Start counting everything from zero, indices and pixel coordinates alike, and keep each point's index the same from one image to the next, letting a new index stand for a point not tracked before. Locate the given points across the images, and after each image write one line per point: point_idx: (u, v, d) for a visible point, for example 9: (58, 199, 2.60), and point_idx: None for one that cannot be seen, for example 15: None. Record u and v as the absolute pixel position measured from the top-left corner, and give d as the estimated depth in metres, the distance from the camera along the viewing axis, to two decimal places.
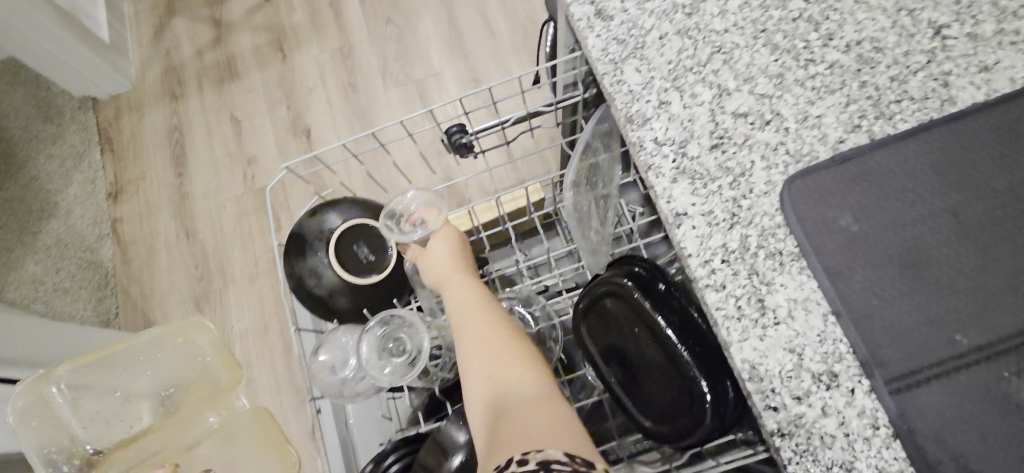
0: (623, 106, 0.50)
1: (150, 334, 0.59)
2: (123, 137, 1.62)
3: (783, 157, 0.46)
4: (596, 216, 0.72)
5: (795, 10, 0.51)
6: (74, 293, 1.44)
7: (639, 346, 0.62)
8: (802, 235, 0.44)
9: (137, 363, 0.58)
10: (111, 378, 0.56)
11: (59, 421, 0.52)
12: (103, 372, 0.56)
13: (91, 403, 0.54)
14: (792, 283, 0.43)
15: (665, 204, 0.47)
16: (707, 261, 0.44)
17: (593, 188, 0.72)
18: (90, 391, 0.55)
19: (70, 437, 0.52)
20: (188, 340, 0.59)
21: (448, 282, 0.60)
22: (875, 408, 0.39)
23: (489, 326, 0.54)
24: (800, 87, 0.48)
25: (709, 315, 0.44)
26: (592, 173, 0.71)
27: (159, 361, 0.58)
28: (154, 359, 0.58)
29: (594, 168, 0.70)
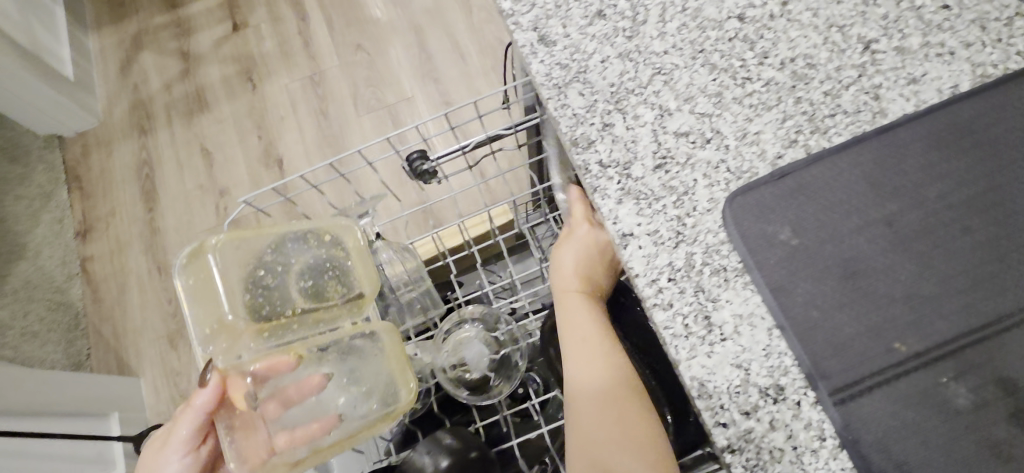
0: (568, 129, 0.51)
1: (305, 230, 0.51)
2: (91, 174, 1.60)
3: (724, 174, 0.47)
4: None
5: (731, 29, 0.52)
6: (43, 337, 1.40)
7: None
8: (745, 251, 0.45)
9: (285, 252, 0.50)
10: (257, 258, 0.49)
11: (210, 288, 0.46)
12: (256, 251, 0.49)
13: (241, 281, 0.47)
14: (737, 298, 0.44)
15: (612, 225, 0.48)
16: (654, 280, 0.45)
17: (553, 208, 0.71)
18: (240, 268, 0.48)
19: (214, 307, 0.46)
20: (337, 245, 0.52)
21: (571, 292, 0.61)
22: (821, 419, 0.40)
23: (598, 344, 0.56)
24: (738, 105, 0.49)
25: (658, 333, 0.45)
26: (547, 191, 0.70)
27: (306, 257, 0.50)
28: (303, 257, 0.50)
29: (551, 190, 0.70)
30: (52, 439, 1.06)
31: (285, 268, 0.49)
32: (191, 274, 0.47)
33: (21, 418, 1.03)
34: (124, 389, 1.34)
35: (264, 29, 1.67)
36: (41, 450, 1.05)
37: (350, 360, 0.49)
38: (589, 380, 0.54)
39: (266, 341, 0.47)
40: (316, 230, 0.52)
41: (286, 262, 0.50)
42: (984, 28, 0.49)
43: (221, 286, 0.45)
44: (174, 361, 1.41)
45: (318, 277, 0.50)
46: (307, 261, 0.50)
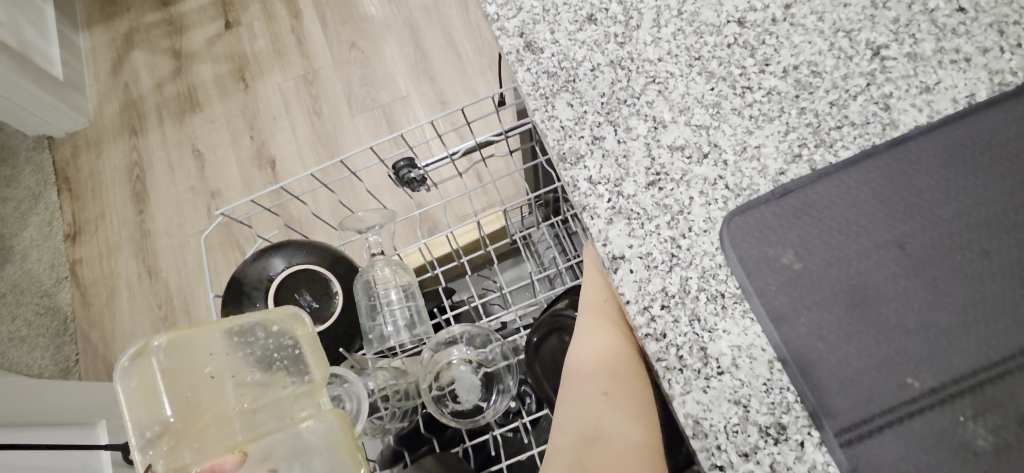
0: (556, 143, 0.48)
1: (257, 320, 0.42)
2: (80, 176, 1.57)
3: (722, 192, 0.44)
4: None
5: (730, 35, 0.49)
6: (30, 342, 1.38)
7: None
8: (743, 275, 0.42)
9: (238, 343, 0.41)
10: (201, 354, 0.39)
11: (152, 387, 0.36)
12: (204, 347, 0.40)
13: (185, 383, 0.38)
14: (735, 328, 0.41)
15: (601, 247, 0.45)
16: (646, 308, 0.42)
17: None
18: (187, 367, 0.38)
19: (154, 407, 0.36)
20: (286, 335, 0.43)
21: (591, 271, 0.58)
22: (826, 462, 0.37)
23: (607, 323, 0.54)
24: (737, 116, 0.46)
25: (650, 365, 0.42)
26: None
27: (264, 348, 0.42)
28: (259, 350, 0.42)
29: None
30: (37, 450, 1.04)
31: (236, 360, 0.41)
32: (126, 375, 0.36)
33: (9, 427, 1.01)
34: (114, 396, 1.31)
35: (257, 26, 1.63)
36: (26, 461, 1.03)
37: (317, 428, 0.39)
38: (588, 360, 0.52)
39: (209, 440, 0.37)
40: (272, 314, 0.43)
41: (235, 355, 0.41)
42: (1003, 32, 0.45)
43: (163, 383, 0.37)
44: None
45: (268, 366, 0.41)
46: (261, 350, 0.42)
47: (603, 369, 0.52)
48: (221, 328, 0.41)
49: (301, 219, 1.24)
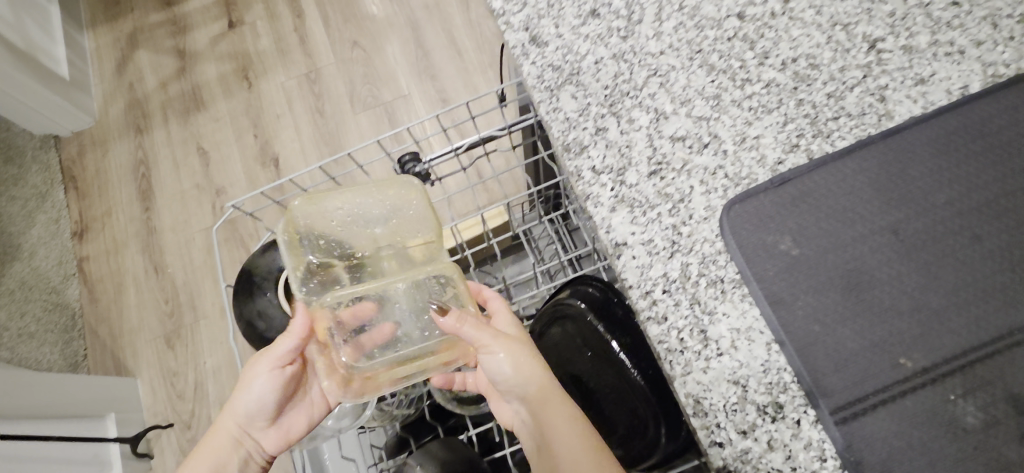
0: (560, 134, 0.49)
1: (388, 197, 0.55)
2: (87, 175, 1.60)
3: (721, 181, 0.45)
4: None
5: (730, 29, 0.50)
6: (41, 338, 1.38)
7: (583, 363, 0.65)
8: (743, 261, 0.43)
9: (348, 204, 0.54)
10: (330, 213, 0.53)
11: (298, 240, 0.52)
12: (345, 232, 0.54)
13: (321, 231, 0.53)
14: (734, 311, 0.42)
15: (605, 234, 0.46)
16: (648, 292, 0.43)
17: None
18: (322, 219, 0.53)
19: (299, 255, 0.52)
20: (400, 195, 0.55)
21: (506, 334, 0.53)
22: (822, 439, 0.39)
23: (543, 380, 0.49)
24: (737, 107, 0.47)
25: (652, 348, 0.43)
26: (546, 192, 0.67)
27: (370, 206, 0.54)
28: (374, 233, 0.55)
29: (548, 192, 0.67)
30: (39, 441, 1.04)
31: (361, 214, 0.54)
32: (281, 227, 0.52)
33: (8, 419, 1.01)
34: (120, 389, 1.32)
35: (260, 26, 1.65)
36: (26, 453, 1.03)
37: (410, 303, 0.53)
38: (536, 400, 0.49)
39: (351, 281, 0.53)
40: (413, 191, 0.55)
41: (358, 209, 0.54)
42: (996, 25, 0.46)
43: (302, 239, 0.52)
44: (171, 361, 1.40)
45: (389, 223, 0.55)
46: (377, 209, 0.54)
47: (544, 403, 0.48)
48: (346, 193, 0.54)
49: None
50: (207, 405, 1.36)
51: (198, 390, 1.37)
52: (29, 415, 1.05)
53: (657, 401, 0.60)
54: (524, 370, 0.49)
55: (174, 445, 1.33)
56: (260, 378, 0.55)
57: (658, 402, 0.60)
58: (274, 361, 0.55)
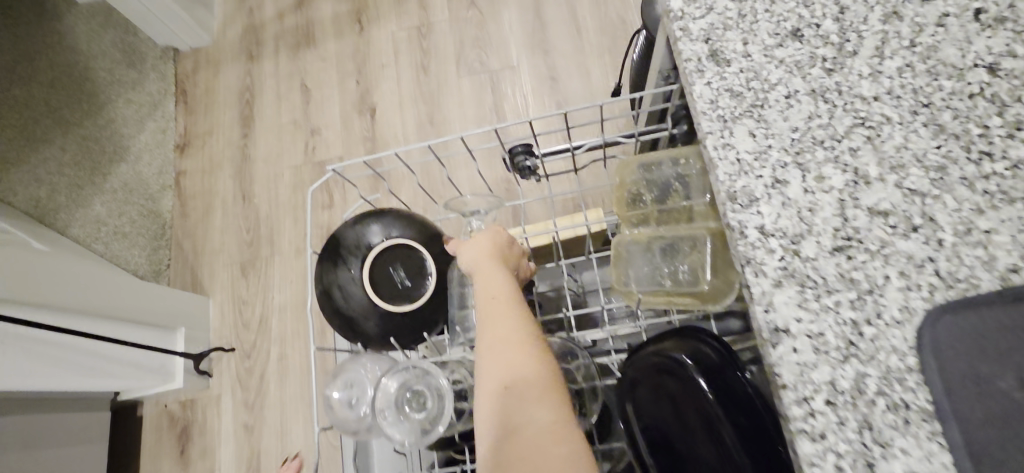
0: (726, 178, 0.40)
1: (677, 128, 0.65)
2: (197, 91, 1.65)
3: (928, 277, 0.36)
4: (650, 277, 0.61)
5: (975, 82, 0.39)
6: (132, 239, 1.50)
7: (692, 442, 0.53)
8: (941, 388, 0.33)
9: (654, 171, 0.65)
10: (638, 171, 0.66)
11: (625, 185, 0.66)
12: (643, 160, 0.66)
13: (631, 183, 0.66)
14: (917, 450, 0.33)
15: (761, 313, 0.37)
16: (806, 399, 0.35)
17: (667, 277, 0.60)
18: (635, 176, 0.66)
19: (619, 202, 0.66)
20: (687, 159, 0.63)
21: (484, 266, 0.55)
22: None
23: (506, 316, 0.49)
24: (967, 188, 0.37)
25: (796, 465, 0.35)
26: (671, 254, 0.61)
27: (664, 172, 0.65)
28: (671, 160, 0.64)
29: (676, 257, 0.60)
30: (109, 342, 1.12)
31: (656, 178, 0.65)
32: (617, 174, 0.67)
33: (83, 316, 1.08)
34: (192, 305, 1.38)
35: None
36: (94, 350, 1.10)
37: (688, 259, 0.59)
38: (498, 358, 0.47)
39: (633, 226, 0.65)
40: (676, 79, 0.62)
41: (651, 174, 0.65)
42: None
43: (622, 185, 0.66)
44: (242, 289, 1.45)
45: (677, 181, 0.64)
46: (666, 173, 0.64)
47: (518, 374, 0.46)
48: (641, 162, 0.66)
49: (394, 178, 1.23)
50: (268, 338, 1.39)
51: (263, 323, 1.40)
52: (103, 316, 1.12)
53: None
54: (490, 299, 0.51)
55: (233, 370, 1.38)
56: None
57: None
58: None
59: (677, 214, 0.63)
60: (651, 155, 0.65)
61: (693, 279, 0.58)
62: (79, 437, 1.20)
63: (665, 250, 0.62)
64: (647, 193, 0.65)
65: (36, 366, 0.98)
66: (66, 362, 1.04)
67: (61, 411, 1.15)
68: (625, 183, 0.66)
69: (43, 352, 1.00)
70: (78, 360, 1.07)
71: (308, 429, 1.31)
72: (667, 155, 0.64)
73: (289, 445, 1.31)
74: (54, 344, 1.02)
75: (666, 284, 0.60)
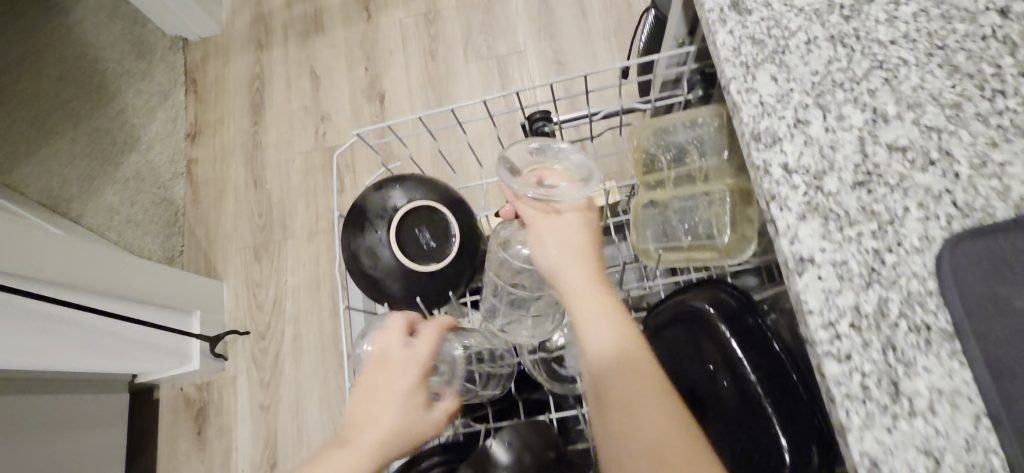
0: (750, 120, 0.42)
1: (690, 94, 0.67)
2: (206, 80, 1.66)
3: (945, 208, 0.37)
4: (669, 234, 0.64)
5: (986, 26, 0.41)
6: (144, 226, 1.52)
7: (714, 386, 0.54)
8: (960, 309, 0.35)
9: (670, 133, 0.66)
10: (653, 134, 0.67)
11: (640, 149, 0.67)
12: (658, 123, 0.66)
13: (647, 146, 0.67)
14: (940, 368, 0.35)
15: (786, 244, 0.39)
16: (831, 323, 0.36)
17: (685, 233, 0.63)
18: (650, 139, 0.67)
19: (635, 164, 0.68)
20: (701, 121, 0.63)
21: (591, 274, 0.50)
22: None
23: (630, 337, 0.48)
24: (980, 124, 0.39)
25: (822, 388, 0.36)
26: (688, 211, 0.64)
27: (680, 135, 0.65)
28: (685, 124, 0.65)
29: (694, 214, 0.64)
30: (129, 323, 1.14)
31: (671, 141, 0.66)
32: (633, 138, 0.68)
33: (106, 297, 1.11)
34: (208, 289, 1.40)
35: None
36: (116, 331, 1.12)
37: (706, 216, 0.63)
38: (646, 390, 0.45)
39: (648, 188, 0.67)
40: (690, 42, 0.64)
41: (666, 137, 0.66)
42: None
43: (638, 149, 0.67)
44: (256, 273, 1.47)
45: (692, 143, 0.65)
46: (681, 135, 0.65)
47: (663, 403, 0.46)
48: (657, 125, 0.67)
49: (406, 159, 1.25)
50: (283, 320, 1.41)
51: (276, 304, 1.42)
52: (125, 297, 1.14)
53: (815, 436, 0.47)
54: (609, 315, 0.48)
55: (248, 351, 1.40)
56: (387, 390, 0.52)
57: (795, 439, 0.48)
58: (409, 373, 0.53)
59: (692, 176, 0.65)
60: (668, 118, 0.66)
61: (710, 235, 0.62)
62: (99, 418, 1.22)
63: (682, 208, 0.65)
64: (662, 154, 0.67)
65: (60, 346, 1.00)
66: (89, 342, 1.07)
67: (83, 391, 1.17)
68: (640, 147, 0.68)
69: (67, 332, 1.02)
70: (100, 340, 1.09)
71: (324, 407, 1.33)
72: (681, 118, 0.65)
73: (305, 422, 1.33)
74: (75, 323, 1.04)
75: (685, 239, 0.63)
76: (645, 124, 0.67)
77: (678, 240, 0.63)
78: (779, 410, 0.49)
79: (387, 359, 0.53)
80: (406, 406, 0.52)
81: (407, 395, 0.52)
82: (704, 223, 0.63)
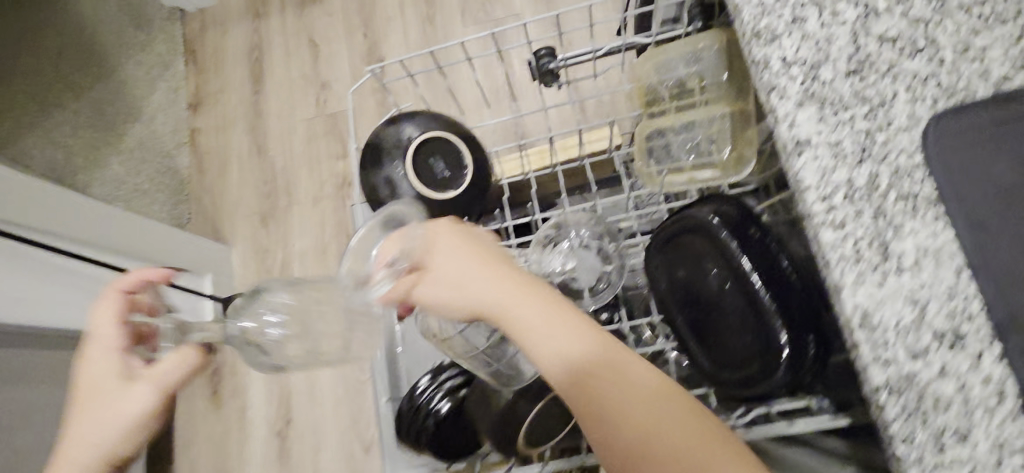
0: (751, 20, 0.45)
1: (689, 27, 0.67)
2: (205, 50, 1.66)
3: (931, 90, 0.40)
4: (670, 156, 0.67)
5: None
6: (151, 196, 1.54)
7: (718, 289, 0.57)
8: (944, 177, 0.38)
9: (671, 62, 0.68)
10: (655, 65, 0.69)
11: (642, 79, 0.71)
12: (659, 55, 0.68)
13: (649, 77, 0.70)
14: (925, 230, 0.38)
15: (785, 129, 0.42)
16: (827, 196, 0.40)
17: (686, 153, 0.66)
18: (653, 70, 0.69)
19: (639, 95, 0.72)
20: (701, 49, 0.66)
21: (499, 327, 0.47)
22: (1005, 376, 0.35)
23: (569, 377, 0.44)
24: (964, 14, 0.42)
25: (819, 254, 0.40)
26: (690, 134, 0.67)
27: (682, 63, 0.67)
28: (685, 58, 0.67)
29: (695, 136, 0.66)
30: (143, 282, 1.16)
31: (673, 70, 0.68)
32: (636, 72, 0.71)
33: (123, 256, 1.14)
34: (216, 254, 1.42)
35: None
36: None
37: (706, 136, 0.66)
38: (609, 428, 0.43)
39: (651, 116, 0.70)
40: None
41: (667, 68, 0.68)
42: None
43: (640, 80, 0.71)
44: (263, 238, 1.49)
45: (693, 70, 0.67)
46: (682, 64, 0.67)
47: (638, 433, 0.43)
48: (658, 56, 0.68)
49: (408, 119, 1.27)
50: None
51: (285, 268, 1.46)
52: (140, 257, 1.17)
53: (812, 328, 0.53)
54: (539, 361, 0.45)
55: None
56: (93, 372, 0.52)
57: (794, 331, 0.53)
58: (111, 353, 0.53)
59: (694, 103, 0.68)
60: (669, 48, 0.68)
61: (710, 152, 0.65)
62: None
63: (682, 130, 0.67)
64: (664, 86, 0.69)
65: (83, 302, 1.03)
66: (109, 299, 1.10)
67: None
68: (643, 78, 0.71)
69: (89, 289, 1.05)
70: None
71: None
72: (685, 51, 0.67)
73: (316, 381, 1.31)
74: (92, 278, 1.07)
75: (686, 159, 0.66)
76: (648, 56, 0.69)
77: (679, 161, 0.66)
78: (780, 304, 0.53)
79: (92, 337, 0.53)
80: (109, 398, 0.52)
81: (110, 374, 0.52)
82: (704, 143, 0.66)
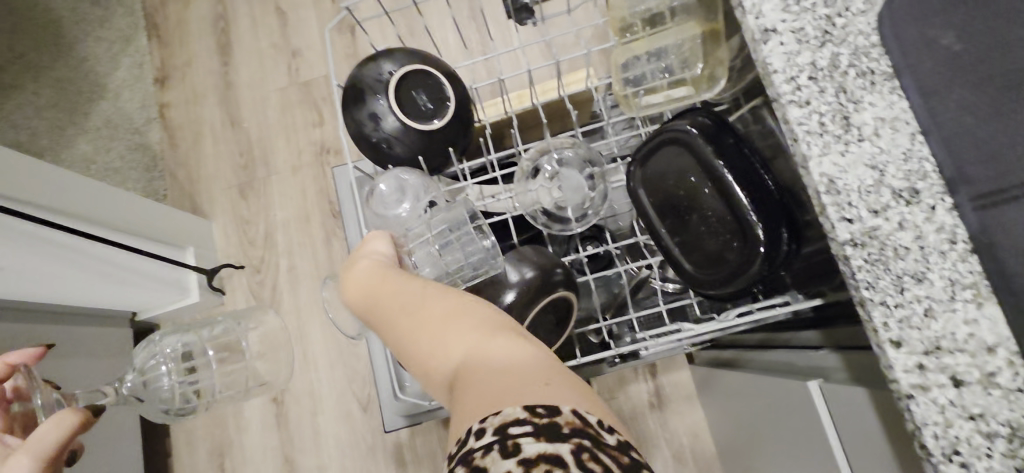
0: None
1: None
2: (168, 23, 1.61)
3: None
4: (647, 79, 0.70)
5: None
6: (124, 174, 1.51)
7: (695, 195, 0.60)
8: (898, 53, 0.42)
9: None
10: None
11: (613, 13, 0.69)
12: None
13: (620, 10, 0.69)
14: (882, 102, 0.41)
15: (753, 20, 0.44)
16: (794, 77, 0.43)
17: (663, 72, 0.69)
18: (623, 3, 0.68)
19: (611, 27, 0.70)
20: None
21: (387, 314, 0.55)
22: (955, 224, 0.39)
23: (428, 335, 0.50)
24: None
25: (788, 132, 0.43)
26: (663, 55, 0.69)
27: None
28: None
29: (669, 56, 0.69)
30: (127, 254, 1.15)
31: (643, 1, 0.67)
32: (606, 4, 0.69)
33: (105, 229, 1.13)
34: (198, 227, 1.41)
35: None
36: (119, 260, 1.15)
37: (679, 57, 0.68)
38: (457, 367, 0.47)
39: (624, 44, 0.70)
40: None
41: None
42: None
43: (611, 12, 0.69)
44: (243, 210, 1.48)
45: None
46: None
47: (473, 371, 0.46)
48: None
49: None
50: (276, 253, 1.43)
51: (268, 239, 1.44)
52: (121, 229, 1.16)
53: (785, 223, 0.57)
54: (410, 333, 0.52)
55: (244, 285, 1.42)
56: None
57: (769, 224, 0.56)
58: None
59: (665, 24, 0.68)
60: None
61: (686, 68, 0.68)
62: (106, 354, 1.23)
63: (657, 53, 0.69)
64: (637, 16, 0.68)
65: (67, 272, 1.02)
66: (95, 270, 1.09)
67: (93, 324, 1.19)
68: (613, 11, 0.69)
69: (71, 260, 1.04)
70: (104, 269, 1.11)
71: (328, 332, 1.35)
72: None
73: (310, 345, 1.33)
74: (71, 247, 1.04)
75: (663, 76, 0.69)
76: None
77: (658, 81, 0.69)
78: (754, 200, 0.57)
79: None
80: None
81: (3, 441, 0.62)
82: (678, 62, 0.69)
